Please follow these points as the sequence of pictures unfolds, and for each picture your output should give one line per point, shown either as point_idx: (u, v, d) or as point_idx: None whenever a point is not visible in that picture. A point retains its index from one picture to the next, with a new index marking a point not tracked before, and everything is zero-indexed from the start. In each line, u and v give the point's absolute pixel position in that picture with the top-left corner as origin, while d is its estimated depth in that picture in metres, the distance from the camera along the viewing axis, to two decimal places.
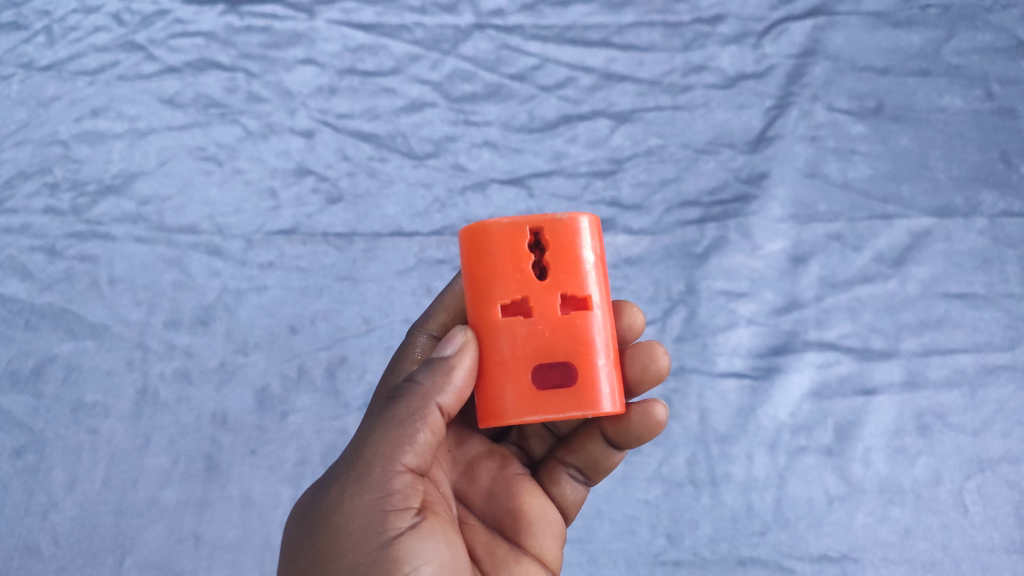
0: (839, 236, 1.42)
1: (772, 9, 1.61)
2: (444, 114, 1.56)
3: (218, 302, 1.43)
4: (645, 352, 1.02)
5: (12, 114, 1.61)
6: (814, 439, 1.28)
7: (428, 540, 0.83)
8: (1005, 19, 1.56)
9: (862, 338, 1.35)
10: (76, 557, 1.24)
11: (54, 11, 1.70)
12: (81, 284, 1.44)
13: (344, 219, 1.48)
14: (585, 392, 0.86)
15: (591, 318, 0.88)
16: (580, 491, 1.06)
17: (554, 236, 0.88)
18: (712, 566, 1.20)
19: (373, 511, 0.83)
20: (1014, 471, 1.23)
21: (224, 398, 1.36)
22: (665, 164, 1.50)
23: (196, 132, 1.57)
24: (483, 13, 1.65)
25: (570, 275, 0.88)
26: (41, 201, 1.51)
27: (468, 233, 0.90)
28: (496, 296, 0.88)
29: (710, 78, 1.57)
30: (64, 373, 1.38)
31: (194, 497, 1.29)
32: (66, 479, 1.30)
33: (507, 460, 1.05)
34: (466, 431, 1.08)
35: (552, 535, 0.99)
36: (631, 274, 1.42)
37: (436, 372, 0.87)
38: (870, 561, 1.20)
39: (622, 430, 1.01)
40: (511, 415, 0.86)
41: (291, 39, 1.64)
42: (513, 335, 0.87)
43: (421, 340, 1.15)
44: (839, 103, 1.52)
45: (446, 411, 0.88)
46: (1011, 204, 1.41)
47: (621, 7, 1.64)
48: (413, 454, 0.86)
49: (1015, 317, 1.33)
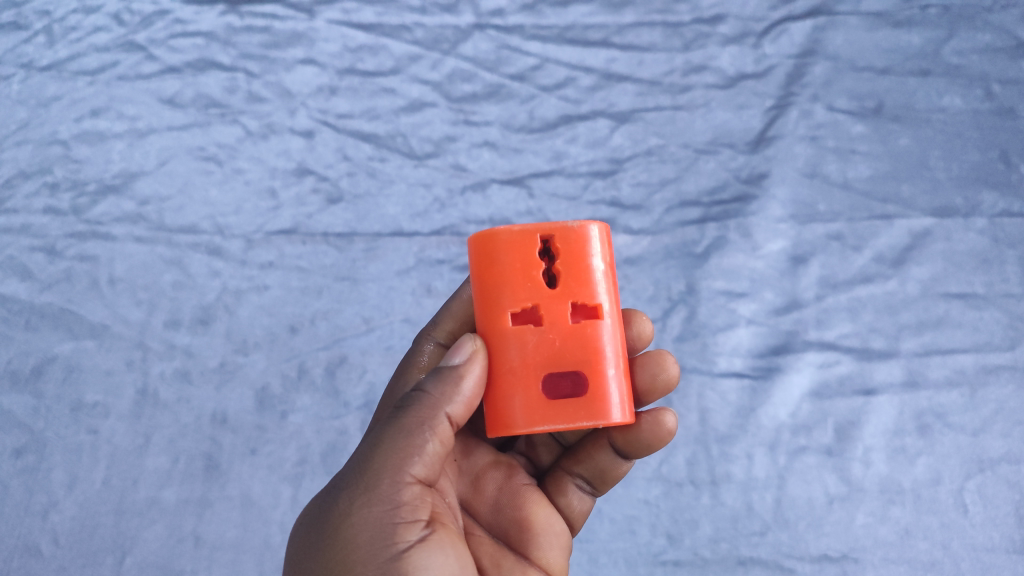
0: (839, 236, 1.42)
1: (772, 9, 1.61)
2: (444, 114, 1.56)
3: (218, 302, 1.43)
4: (654, 361, 1.01)
5: (12, 114, 1.61)
6: (814, 439, 1.28)
7: (437, 553, 0.83)
8: (1005, 19, 1.56)
9: (862, 337, 1.35)
10: (76, 557, 1.24)
11: (55, 11, 1.70)
12: (81, 284, 1.44)
13: (344, 219, 1.48)
14: (595, 401, 0.86)
15: (601, 326, 0.88)
16: (586, 502, 1.07)
17: (564, 243, 0.88)
18: (712, 565, 1.20)
19: (381, 524, 0.83)
20: (1014, 471, 1.23)
21: (225, 398, 1.36)
22: (666, 164, 1.50)
23: (196, 132, 1.57)
24: (483, 13, 1.65)
25: (580, 282, 0.88)
26: (41, 201, 1.51)
27: (477, 241, 0.90)
28: (505, 304, 0.88)
29: (711, 78, 1.57)
30: (64, 372, 1.38)
31: (194, 497, 1.29)
32: (66, 479, 1.30)
33: (514, 469, 1.05)
34: (474, 441, 1.08)
35: (559, 546, 0.99)
36: (631, 274, 1.42)
37: (444, 381, 0.87)
38: (870, 561, 1.20)
39: (632, 439, 1.01)
40: (520, 425, 0.85)
41: (292, 40, 1.64)
42: (523, 343, 0.87)
43: (427, 347, 1.15)
44: (839, 103, 1.52)
45: (455, 420, 0.88)
46: (1011, 204, 1.41)
47: (621, 7, 1.64)
48: (421, 464, 0.86)
49: (1015, 317, 1.33)
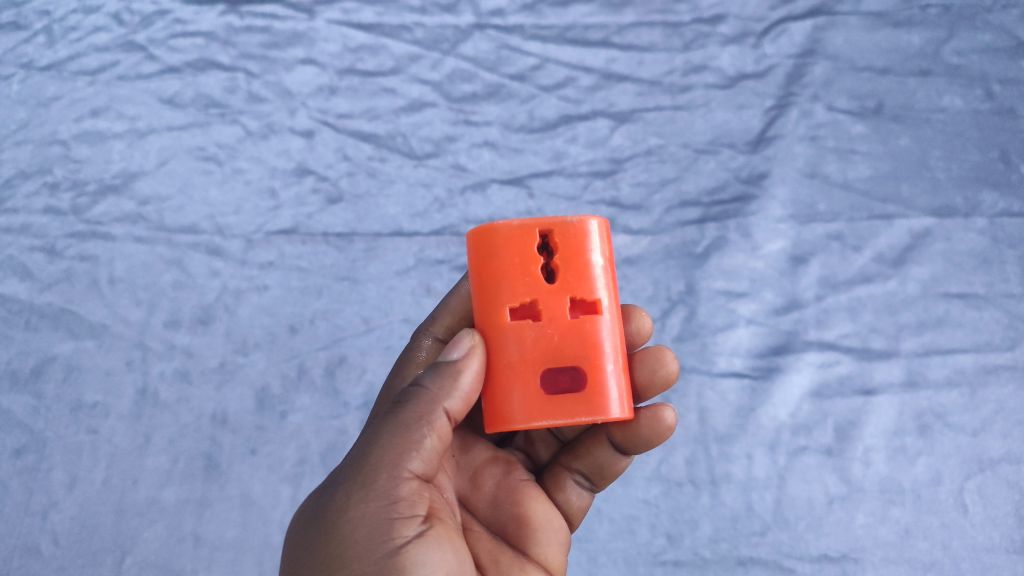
0: (839, 236, 1.42)
1: (772, 9, 1.61)
2: (444, 114, 1.56)
3: (218, 302, 1.43)
4: (653, 356, 1.01)
5: (12, 114, 1.61)
6: (814, 439, 1.28)
7: (435, 548, 0.83)
8: (1005, 19, 1.56)
9: (862, 337, 1.35)
10: (76, 557, 1.24)
11: (54, 11, 1.70)
12: (81, 284, 1.44)
13: (344, 219, 1.48)
14: (594, 397, 0.86)
15: (600, 322, 0.88)
16: (585, 498, 1.07)
17: (563, 238, 0.88)
18: (712, 566, 1.20)
19: (379, 520, 0.83)
20: (1014, 471, 1.23)
21: (225, 398, 1.36)
22: (665, 164, 1.50)
23: (196, 132, 1.57)
24: (483, 13, 1.65)
25: (579, 277, 0.88)
26: (41, 201, 1.51)
27: (476, 236, 0.90)
28: (504, 299, 0.88)
29: (711, 78, 1.57)
30: (64, 373, 1.38)
31: (194, 497, 1.29)
32: (66, 479, 1.30)
33: (512, 465, 1.05)
34: (472, 437, 1.08)
35: (557, 542, 0.99)
36: (631, 274, 1.42)
37: (442, 376, 0.87)
38: (870, 561, 1.20)
39: (630, 434, 1.01)
40: (519, 420, 0.85)
41: (292, 40, 1.64)
42: (522, 339, 0.87)
43: (426, 343, 1.15)
44: (840, 103, 1.52)
45: (453, 416, 0.88)
46: (1011, 204, 1.41)
47: (621, 7, 1.64)
48: (419, 460, 0.86)
49: (1015, 317, 1.33)
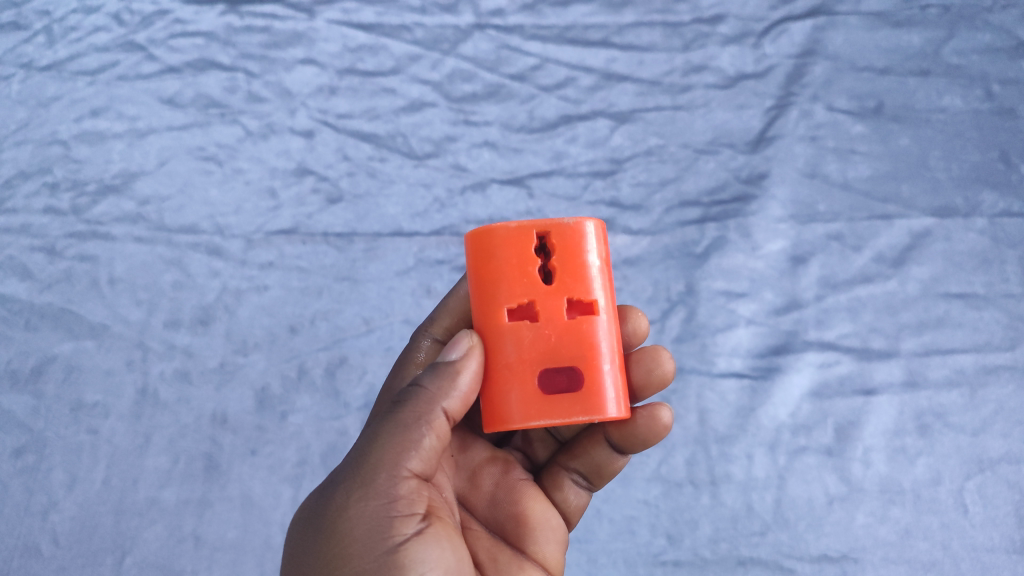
0: (839, 236, 1.42)
1: (772, 9, 1.61)
2: (444, 114, 1.56)
3: (218, 302, 1.43)
4: (649, 356, 1.02)
5: (12, 114, 1.61)
6: (814, 439, 1.28)
7: (433, 546, 0.82)
8: (1005, 19, 1.56)
9: (862, 338, 1.35)
10: (76, 557, 1.24)
11: (54, 11, 1.70)
12: (81, 284, 1.44)
13: (344, 219, 1.48)
14: (591, 396, 0.86)
15: (597, 322, 0.88)
16: (583, 497, 1.07)
17: (560, 240, 0.88)
18: (713, 566, 1.20)
19: (377, 517, 0.83)
20: (1014, 471, 1.23)
21: (225, 398, 1.36)
22: (665, 164, 1.50)
23: (196, 132, 1.57)
24: (483, 13, 1.65)
25: (576, 278, 0.88)
26: (41, 201, 1.51)
27: (474, 237, 0.90)
28: (502, 300, 0.88)
29: (711, 78, 1.57)
30: (64, 373, 1.38)
31: (194, 497, 1.29)
32: (66, 479, 1.30)
33: (510, 465, 1.05)
34: (471, 437, 1.08)
35: (555, 540, 0.99)
36: (631, 274, 1.42)
37: (441, 376, 0.87)
38: (870, 561, 1.20)
39: (626, 434, 1.01)
40: (516, 420, 0.85)
41: (292, 40, 1.64)
42: (519, 339, 0.87)
43: (425, 343, 1.15)
44: (840, 103, 1.52)
45: (451, 415, 0.88)
46: (1011, 204, 1.41)
47: (621, 7, 1.64)
48: (418, 459, 0.86)
49: (1015, 317, 1.33)
